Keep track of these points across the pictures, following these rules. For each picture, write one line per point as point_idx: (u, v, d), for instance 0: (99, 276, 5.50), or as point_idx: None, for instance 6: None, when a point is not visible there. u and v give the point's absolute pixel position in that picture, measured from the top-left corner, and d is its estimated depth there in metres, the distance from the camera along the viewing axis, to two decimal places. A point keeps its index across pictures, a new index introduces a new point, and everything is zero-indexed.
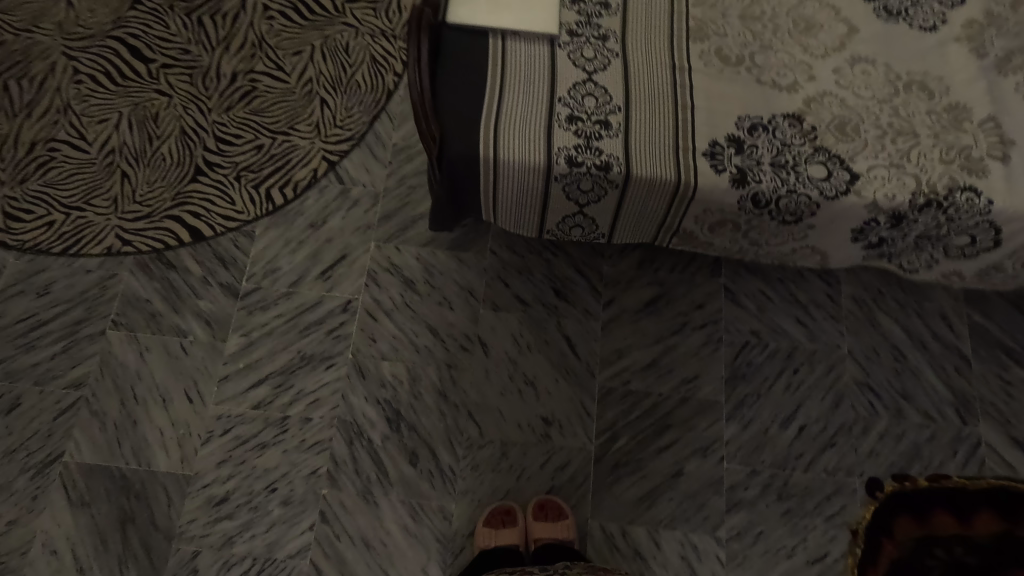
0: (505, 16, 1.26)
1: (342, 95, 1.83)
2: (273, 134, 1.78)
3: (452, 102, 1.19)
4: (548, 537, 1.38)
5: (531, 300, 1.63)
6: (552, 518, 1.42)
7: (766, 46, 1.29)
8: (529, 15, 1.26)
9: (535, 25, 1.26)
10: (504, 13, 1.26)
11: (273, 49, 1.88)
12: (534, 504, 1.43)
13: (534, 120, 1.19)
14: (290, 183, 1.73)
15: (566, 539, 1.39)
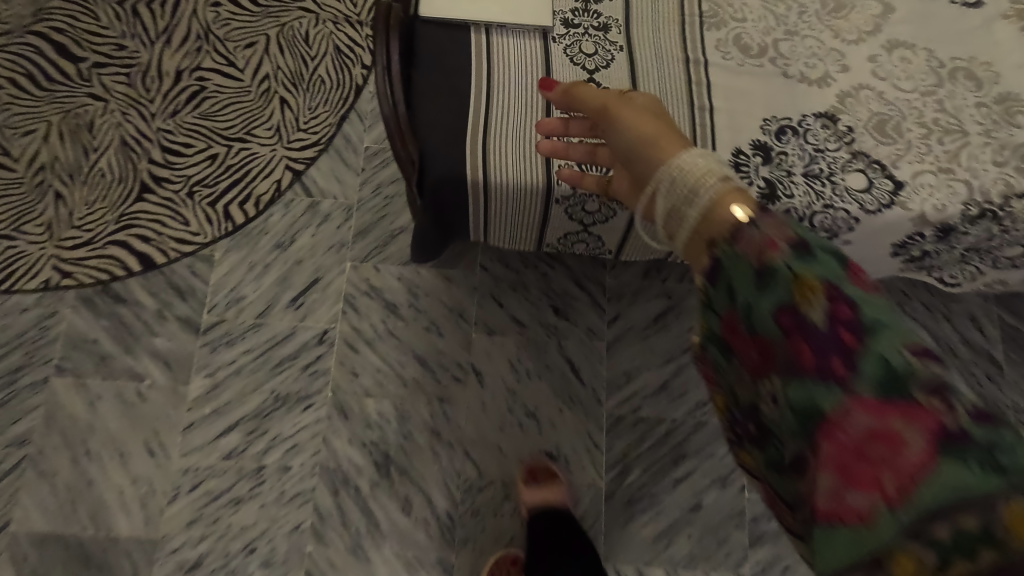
0: (489, 6, 1.07)
1: (304, 93, 1.61)
2: (228, 142, 1.57)
3: (430, 116, 0.99)
4: (540, 501, 1.30)
5: (527, 320, 1.47)
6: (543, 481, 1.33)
7: (792, 32, 1.11)
8: (517, 5, 1.07)
9: (525, 15, 1.07)
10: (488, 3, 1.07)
11: (222, 41, 1.65)
12: (523, 470, 1.35)
13: (529, 134, 1.01)
14: (251, 198, 1.53)
15: (559, 499, 1.30)
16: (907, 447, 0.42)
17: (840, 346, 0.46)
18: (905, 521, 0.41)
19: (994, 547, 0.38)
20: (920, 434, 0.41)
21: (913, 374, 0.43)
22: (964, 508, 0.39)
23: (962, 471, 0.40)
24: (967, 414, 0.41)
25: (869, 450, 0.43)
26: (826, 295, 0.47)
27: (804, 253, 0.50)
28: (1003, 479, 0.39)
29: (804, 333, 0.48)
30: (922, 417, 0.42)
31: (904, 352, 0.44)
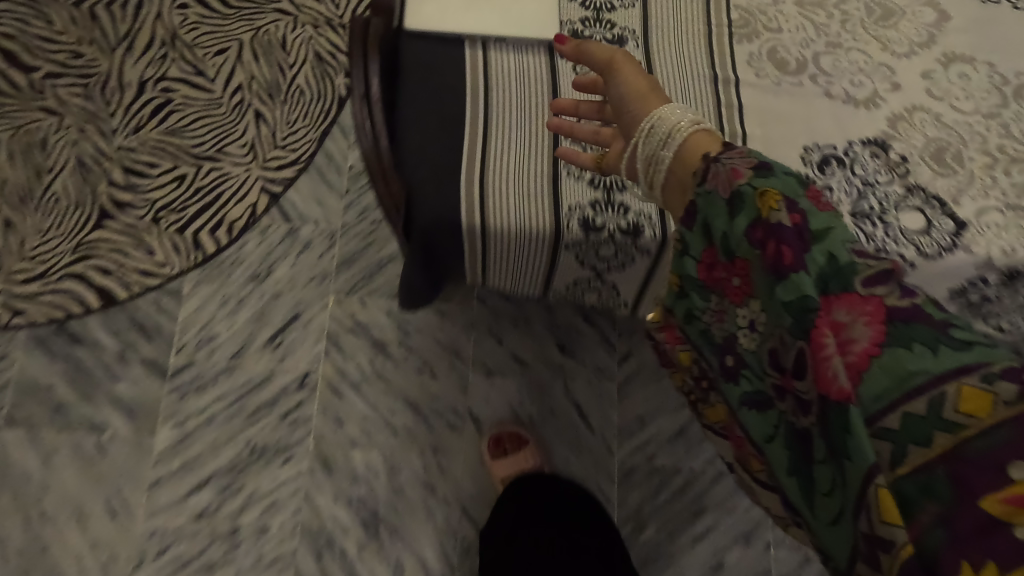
0: (487, 17, 0.92)
1: (281, 106, 1.46)
2: (198, 161, 1.42)
3: (418, 150, 0.85)
4: (511, 472, 1.23)
5: (530, 359, 1.33)
6: (511, 450, 1.26)
7: (834, 44, 0.97)
8: (520, 16, 0.93)
9: (528, 28, 0.92)
10: (487, 14, 0.92)
11: (191, 48, 1.49)
12: (488, 440, 1.27)
13: (535, 169, 0.86)
14: (223, 224, 1.38)
15: (531, 466, 1.24)
16: (855, 339, 0.45)
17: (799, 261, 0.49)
18: (875, 417, 0.44)
19: (951, 430, 0.41)
20: (868, 328, 0.45)
21: (865, 273, 0.47)
22: (921, 395, 0.42)
23: (918, 359, 0.43)
24: (915, 304, 0.45)
25: (834, 352, 0.46)
26: (787, 208, 0.51)
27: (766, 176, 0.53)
28: (954, 359, 0.42)
29: (771, 250, 0.51)
30: (872, 313, 0.46)
31: (854, 257, 0.48)
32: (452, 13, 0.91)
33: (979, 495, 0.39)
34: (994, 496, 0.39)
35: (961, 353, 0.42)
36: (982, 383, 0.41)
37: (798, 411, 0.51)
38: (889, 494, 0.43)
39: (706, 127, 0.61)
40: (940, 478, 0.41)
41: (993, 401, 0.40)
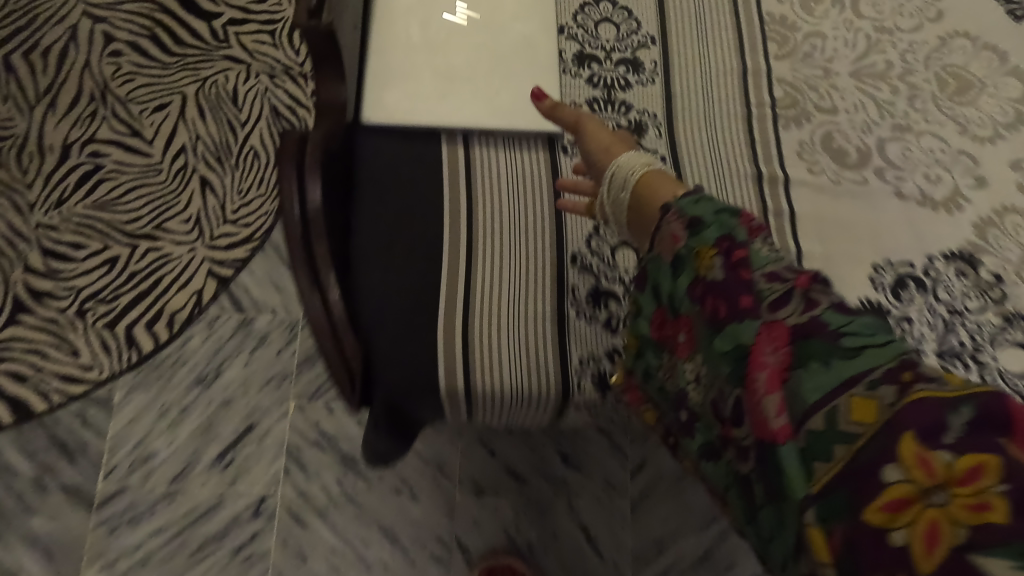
0: (469, 102, 0.71)
1: (232, 172, 1.25)
2: (132, 240, 1.20)
3: (380, 293, 0.64)
4: None
5: (527, 472, 1.14)
6: None
7: (902, 127, 0.78)
8: (513, 100, 0.73)
9: (522, 116, 0.72)
10: (470, 100, 0.72)
11: (125, 104, 1.27)
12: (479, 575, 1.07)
13: (533, 309, 0.67)
14: (162, 316, 1.17)
15: None
16: (765, 365, 0.40)
17: (744, 312, 0.41)
18: (797, 448, 0.38)
19: (849, 441, 0.36)
20: (777, 352, 0.40)
21: (775, 297, 0.41)
22: (818, 411, 0.37)
23: (820, 379, 0.38)
24: (818, 315, 0.39)
25: (757, 390, 0.40)
26: (720, 253, 0.44)
27: (695, 223, 0.45)
28: (852, 369, 0.37)
29: (710, 304, 0.44)
30: (782, 339, 0.40)
31: (765, 284, 0.42)
32: (424, 98, 0.71)
33: (866, 507, 0.34)
34: (878, 505, 0.33)
35: (860, 361, 0.37)
36: (871, 391, 0.36)
37: (739, 456, 0.44)
38: (814, 529, 0.36)
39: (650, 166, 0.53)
40: (842, 497, 0.35)
41: (881, 405, 0.35)
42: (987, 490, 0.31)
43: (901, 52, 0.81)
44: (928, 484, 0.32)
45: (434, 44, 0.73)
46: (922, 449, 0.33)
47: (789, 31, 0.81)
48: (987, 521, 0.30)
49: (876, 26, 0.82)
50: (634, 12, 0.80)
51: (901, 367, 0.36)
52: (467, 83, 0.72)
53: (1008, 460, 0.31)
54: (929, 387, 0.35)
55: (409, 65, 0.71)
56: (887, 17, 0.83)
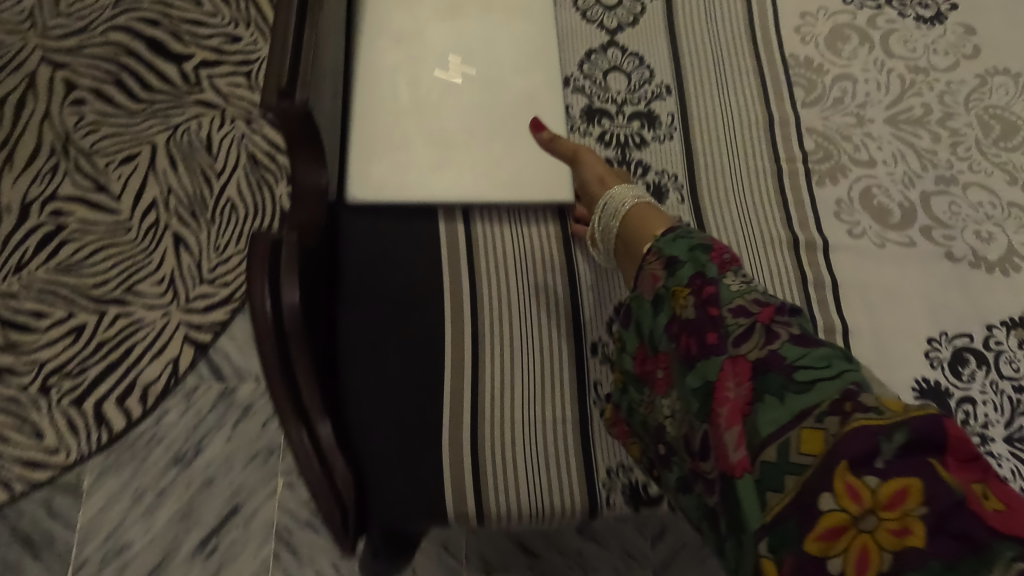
0: (470, 176, 0.63)
1: (208, 227, 1.15)
2: (100, 306, 1.10)
3: (373, 403, 0.55)
4: None
5: (540, 545, 1.04)
6: None
7: (946, 178, 0.70)
8: (519, 169, 0.65)
9: (528, 185, 0.64)
10: (471, 171, 0.64)
11: (89, 157, 1.17)
12: None
13: (552, 413, 0.59)
14: (134, 390, 1.07)
15: None
16: (728, 399, 0.42)
17: (709, 347, 0.44)
18: (753, 480, 0.39)
19: (799, 473, 0.37)
20: (740, 387, 0.42)
21: (740, 332, 0.43)
22: (771, 443, 0.39)
23: (772, 412, 0.39)
24: (776, 348, 0.41)
25: (720, 424, 0.42)
26: (693, 293, 0.46)
27: (675, 262, 0.48)
28: (801, 404, 0.39)
29: (684, 342, 0.46)
30: (744, 371, 0.42)
31: (731, 318, 0.44)
32: (417, 169, 0.63)
33: (807, 536, 0.35)
34: (815, 534, 0.35)
35: (808, 396, 0.39)
36: (818, 423, 0.37)
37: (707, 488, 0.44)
38: (766, 559, 0.37)
39: (643, 211, 0.55)
40: (791, 528, 0.36)
41: (826, 436, 0.37)
42: (908, 514, 0.33)
43: (938, 93, 0.74)
44: (858, 511, 0.34)
45: (426, 105, 0.65)
46: (854, 478, 0.35)
47: (815, 75, 0.74)
48: (907, 546, 0.32)
49: (910, 66, 0.75)
50: (646, 58, 0.73)
51: (843, 399, 0.38)
52: (465, 149, 0.64)
53: (929, 484, 0.33)
54: (868, 416, 0.36)
55: (400, 131, 0.63)
56: (922, 55, 0.76)
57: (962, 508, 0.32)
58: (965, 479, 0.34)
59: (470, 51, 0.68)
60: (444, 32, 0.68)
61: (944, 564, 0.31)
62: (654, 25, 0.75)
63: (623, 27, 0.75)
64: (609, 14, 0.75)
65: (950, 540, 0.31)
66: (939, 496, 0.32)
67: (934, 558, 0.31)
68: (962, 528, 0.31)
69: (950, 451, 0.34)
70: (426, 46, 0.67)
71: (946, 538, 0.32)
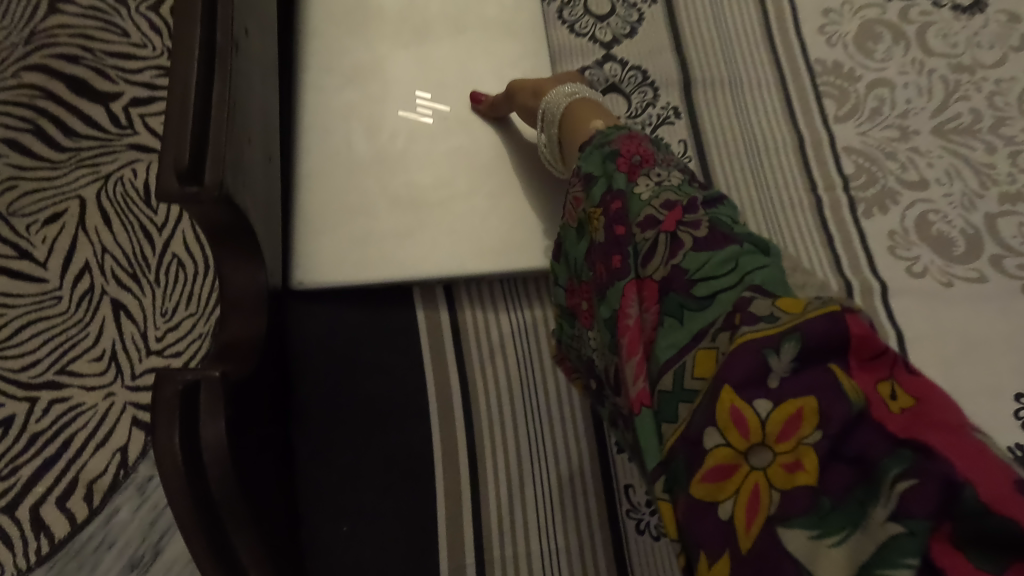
0: (451, 243, 0.52)
1: (153, 288, 1.01)
2: (31, 391, 0.96)
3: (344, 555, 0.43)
4: None
5: None
6: None
7: (1013, 196, 0.60)
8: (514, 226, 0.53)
9: (520, 250, 0.53)
10: (455, 237, 0.52)
11: (7, 218, 1.02)
12: None
13: (575, 538, 0.46)
14: (78, 488, 0.92)
15: None
16: (633, 324, 0.35)
17: (613, 273, 0.37)
18: (651, 414, 0.32)
19: (692, 399, 0.30)
20: (645, 309, 0.34)
21: (646, 250, 0.35)
22: (666, 370, 0.31)
23: (673, 335, 0.32)
24: (678, 263, 0.33)
25: (622, 354, 0.35)
26: (604, 213, 0.39)
27: (589, 179, 0.41)
28: (702, 321, 0.31)
29: (599, 269, 0.39)
30: (651, 294, 0.35)
31: (639, 233, 0.36)
32: (385, 243, 0.51)
33: (693, 477, 0.28)
34: (701, 475, 0.28)
35: (709, 312, 0.31)
36: (712, 341, 0.30)
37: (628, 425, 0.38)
38: (663, 501, 0.30)
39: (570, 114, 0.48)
40: (680, 464, 0.29)
41: (719, 356, 0.30)
42: (801, 444, 0.26)
43: (988, 95, 0.64)
44: (749, 446, 0.27)
45: (394, 160, 0.54)
46: (742, 402, 0.27)
47: (848, 83, 0.64)
48: (798, 485, 0.25)
49: (950, 64, 0.65)
50: (650, 72, 0.63)
51: (734, 311, 0.30)
52: (442, 214, 0.52)
53: (825, 400, 0.26)
54: (756, 326, 0.29)
55: (364, 194, 0.52)
56: (963, 50, 0.65)
57: (860, 423, 0.25)
58: (870, 384, 0.27)
59: (439, 85, 0.57)
60: (411, 65, 0.57)
61: (833, 502, 0.25)
62: (656, 36, 0.65)
63: (619, 40, 0.65)
64: (601, 26, 0.65)
65: (845, 469, 0.25)
66: (835, 413, 0.25)
67: (824, 496, 0.25)
68: (858, 449, 0.25)
69: (852, 352, 0.27)
70: (383, 83, 0.56)
71: (841, 466, 0.25)
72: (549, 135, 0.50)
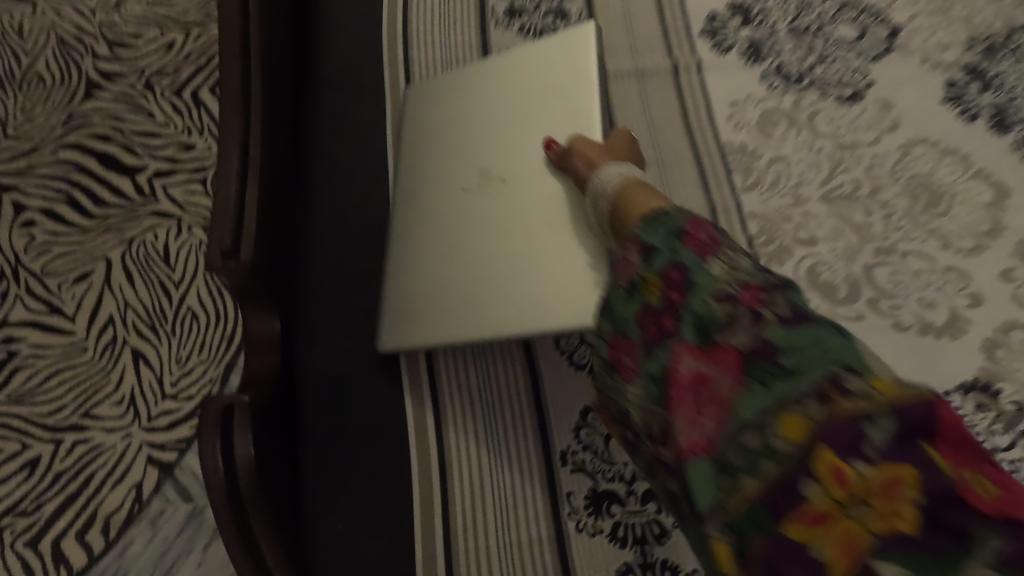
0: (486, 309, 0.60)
1: (170, 339, 1.12)
2: (57, 433, 1.06)
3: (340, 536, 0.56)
4: None
5: None
6: None
7: (887, 249, 0.74)
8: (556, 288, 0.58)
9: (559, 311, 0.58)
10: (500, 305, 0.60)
11: (41, 278, 1.15)
12: None
13: (525, 534, 0.60)
14: (97, 522, 1.02)
15: None
16: (711, 385, 0.41)
17: (674, 335, 0.45)
18: (721, 458, 0.39)
19: (774, 456, 0.37)
20: (725, 375, 0.41)
21: (722, 321, 0.43)
22: (753, 428, 0.38)
23: (757, 397, 0.39)
24: (764, 336, 0.40)
25: (684, 405, 0.42)
26: (663, 283, 0.47)
27: (650, 250, 0.48)
28: (786, 388, 0.38)
29: (659, 331, 0.46)
30: (730, 360, 0.41)
31: (717, 305, 0.43)
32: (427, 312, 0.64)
33: (789, 519, 0.35)
34: (797, 517, 0.35)
35: (793, 381, 0.38)
36: (801, 408, 0.37)
37: (670, 474, 0.44)
38: (729, 531, 0.38)
39: (633, 191, 0.53)
40: (763, 509, 0.36)
41: (808, 422, 0.36)
42: (899, 502, 0.33)
43: (866, 168, 0.79)
44: (847, 499, 0.34)
45: (451, 234, 0.66)
46: (842, 462, 0.34)
47: (752, 160, 0.78)
48: (893, 530, 0.32)
49: (835, 144, 0.80)
50: None
51: (826, 385, 0.37)
52: (491, 280, 0.61)
53: (924, 473, 0.32)
54: (852, 400, 0.35)
55: (399, 262, 0.68)
56: (846, 132, 0.81)
57: (952, 498, 0.32)
58: (956, 465, 0.33)
59: (501, 157, 0.66)
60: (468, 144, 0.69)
61: (922, 551, 0.32)
62: None
63: None
64: None
65: (938, 531, 0.31)
66: (932, 483, 0.32)
67: (915, 545, 0.32)
68: (949, 519, 0.31)
69: (942, 435, 0.34)
70: (432, 168, 0.70)
71: (935, 529, 0.32)
72: (598, 208, 0.56)
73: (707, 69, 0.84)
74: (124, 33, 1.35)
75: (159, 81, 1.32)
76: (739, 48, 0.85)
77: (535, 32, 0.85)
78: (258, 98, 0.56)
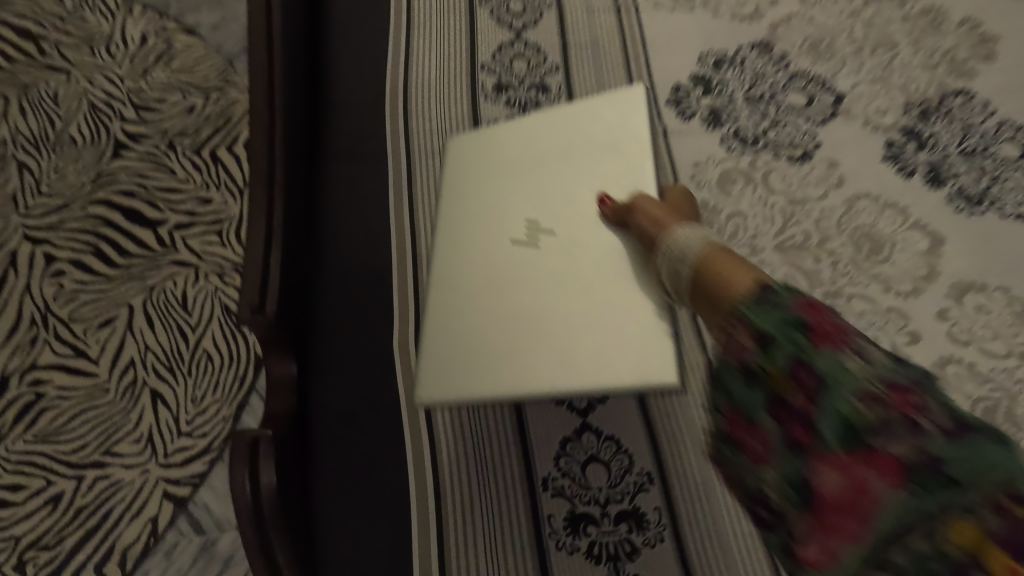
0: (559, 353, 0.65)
1: (186, 379, 1.20)
2: (79, 470, 1.13)
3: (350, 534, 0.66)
4: None
5: None
6: None
7: (833, 294, 0.83)
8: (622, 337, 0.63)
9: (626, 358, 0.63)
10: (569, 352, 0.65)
11: (68, 323, 1.24)
12: None
13: (510, 550, 0.71)
14: (116, 554, 1.09)
15: None
16: (864, 497, 0.37)
17: (808, 439, 0.40)
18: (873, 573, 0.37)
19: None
20: (884, 485, 0.36)
21: (876, 423, 0.37)
22: (924, 544, 0.35)
23: (917, 509, 0.35)
24: (931, 450, 0.35)
25: (828, 513, 0.39)
26: (789, 377, 0.41)
27: (766, 337, 0.43)
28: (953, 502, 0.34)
29: (788, 428, 0.41)
30: (888, 469, 0.36)
31: (863, 406, 0.38)
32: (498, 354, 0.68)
33: None
34: None
35: (966, 495, 0.34)
36: (975, 520, 0.33)
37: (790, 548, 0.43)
38: None
39: (724, 263, 0.50)
40: None
41: (986, 536, 0.33)
42: None
43: (815, 220, 0.89)
44: None
45: (510, 281, 0.71)
46: None
47: (713, 217, 0.89)
48: None
49: (788, 199, 0.90)
50: None
51: (1007, 502, 0.33)
52: (558, 326, 0.66)
53: None
54: None
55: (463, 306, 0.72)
56: (797, 187, 0.91)
57: None
58: None
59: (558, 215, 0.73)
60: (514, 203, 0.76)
61: None
62: None
63: None
64: None
65: None
66: None
67: None
68: None
69: None
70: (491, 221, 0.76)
71: None
72: (679, 271, 0.55)
73: (672, 134, 0.95)
74: (150, 98, 1.48)
75: (181, 141, 1.44)
76: (701, 115, 0.97)
77: (520, 104, 0.96)
78: (279, 180, 0.68)
